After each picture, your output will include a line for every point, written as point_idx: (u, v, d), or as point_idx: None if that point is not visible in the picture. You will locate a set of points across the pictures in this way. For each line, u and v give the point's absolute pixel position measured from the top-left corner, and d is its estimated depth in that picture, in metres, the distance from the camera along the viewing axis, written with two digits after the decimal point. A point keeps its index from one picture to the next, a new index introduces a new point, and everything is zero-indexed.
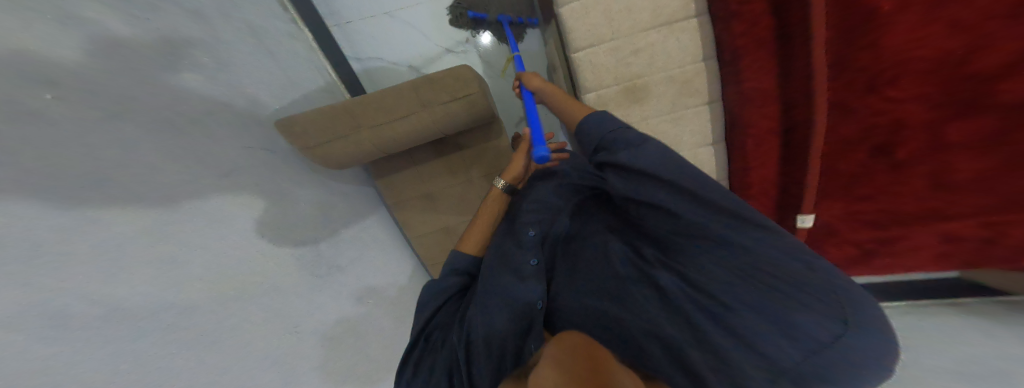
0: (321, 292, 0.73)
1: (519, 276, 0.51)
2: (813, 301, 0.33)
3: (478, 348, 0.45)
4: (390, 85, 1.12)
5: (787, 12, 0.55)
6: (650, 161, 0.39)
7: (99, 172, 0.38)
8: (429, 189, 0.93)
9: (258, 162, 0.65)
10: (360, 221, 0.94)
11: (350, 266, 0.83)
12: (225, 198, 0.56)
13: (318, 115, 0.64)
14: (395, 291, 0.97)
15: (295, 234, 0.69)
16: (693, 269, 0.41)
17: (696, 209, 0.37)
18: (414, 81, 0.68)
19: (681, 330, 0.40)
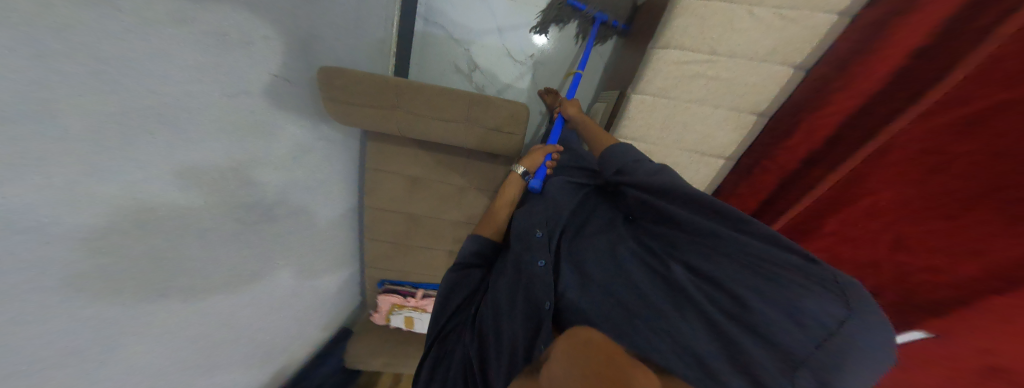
0: (232, 251, 0.60)
1: (527, 277, 0.54)
2: (812, 279, 0.33)
3: (496, 345, 0.48)
4: (438, 57, 1.07)
5: (819, 162, 0.63)
6: (646, 170, 0.52)
7: (111, 57, 0.33)
8: (415, 173, 0.83)
9: (273, 96, 0.58)
10: (326, 176, 0.80)
11: (284, 219, 0.70)
12: (216, 121, 0.48)
13: (361, 76, 0.55)
14: (316, 257, 0.86)
15: (234, 187, 0.55)
16: (698, 258, 0.42)
17: (692, 211, 0.45)
18: (473, 93, 0.60)
19: (697, 327, 0.37)
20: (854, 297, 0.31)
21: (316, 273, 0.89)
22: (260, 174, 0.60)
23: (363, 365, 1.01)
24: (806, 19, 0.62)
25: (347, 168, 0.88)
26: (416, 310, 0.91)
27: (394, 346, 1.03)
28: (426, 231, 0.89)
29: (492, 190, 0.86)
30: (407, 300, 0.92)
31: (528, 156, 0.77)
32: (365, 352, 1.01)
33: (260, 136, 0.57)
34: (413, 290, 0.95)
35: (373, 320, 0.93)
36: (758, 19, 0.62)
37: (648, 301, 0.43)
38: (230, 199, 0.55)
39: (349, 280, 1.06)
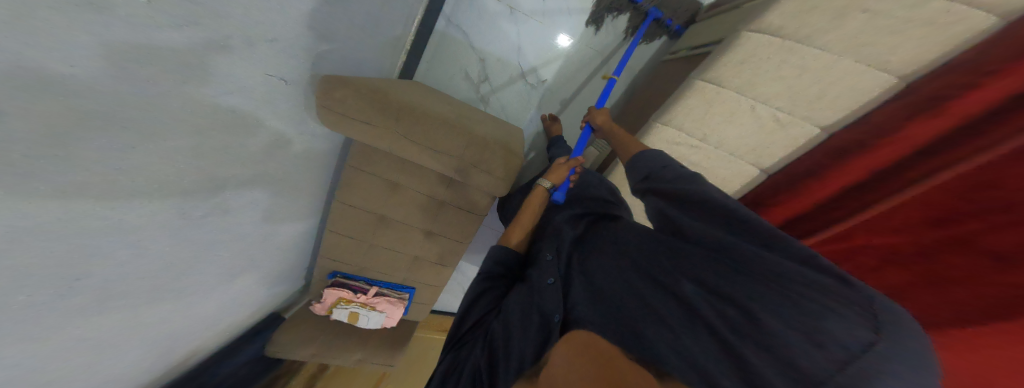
0: (170, 248, 0.53)
1: (530, 291, 0.47)
2: (840, 308, 0.26)
3: (505, 355, 0.39)
4: (452, 59, 1.04)
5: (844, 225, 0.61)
6: (670, 176, 0.43)
7: (82, 72, 0.27)
8: (396, 179, 0.81)
9: (269, 96, 0.51)
10: (301, 172, 0.74)
11: (236, 211, 0.62)
12: (187, 123, 0.41)
13: (361, 97, 0.61)
14: (278, 240, 0.82)
15: (178, 187, 0.47)
16: (711, 274, 0.35)
17: (704, 222, 0.37)
18: (470, 134, 0.72)
19: (712, 349, 0.30)
20: (885, 321, 0.24)
21: (277, 253, 0.85)
22: (217, 176, 0.53)
23: (287, 355, 0.98)
24: (797, 132, 0.65)
25: (324, 170, 0.82)
26: (363, 307, 0.96)
27: (327, 342, 1.03)
28: (394, 233, 0.91)
29: (471, 213, 0.89)
30: (357, 296, 0.96)
31: (552, 170, 0.70)
32: (292, 343, 0.98)
33: (234, 130, 0.50)
34: (365, 287, 0.98)
35: (313, 308, 0.94)
36: (755, 116, 0.67)
37: (665, 328, 0.35)
38: (180, 197, 0.49)
39: (303, 266, 1.03)
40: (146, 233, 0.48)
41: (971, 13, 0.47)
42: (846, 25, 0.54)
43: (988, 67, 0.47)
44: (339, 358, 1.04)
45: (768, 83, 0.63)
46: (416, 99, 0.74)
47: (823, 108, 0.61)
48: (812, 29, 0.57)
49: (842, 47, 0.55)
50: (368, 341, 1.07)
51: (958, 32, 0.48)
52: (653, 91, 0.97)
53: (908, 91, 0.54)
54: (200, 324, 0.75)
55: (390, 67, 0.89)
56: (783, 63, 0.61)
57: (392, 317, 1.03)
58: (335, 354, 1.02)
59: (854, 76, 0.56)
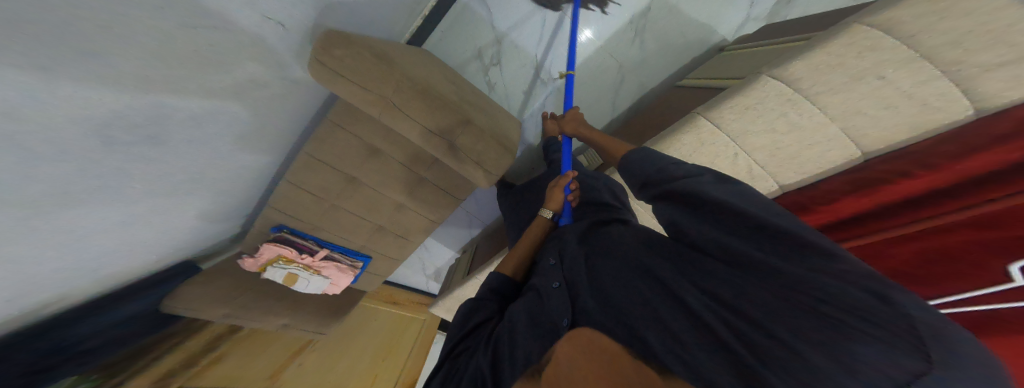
0: (88, 177, 0.42)
1: (537, 299, 0.45)
2: (885, 323, 0.19)
3: (507, 354, 0.37)
4: (471, 31, 1.05)
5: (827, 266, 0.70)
6: (666, 176, 0.38)
7: None
8: (378, 145, 0.76)
9: (250, 21, 0.44)
10: (270, 114, 0.64)
11: (184, 147, 0.51)
12: (151, 25, 0.34)
13: (364, 61, 0.58)
14: (226, 187, 0.71)
15: (117, 104, 0.37)
16: (717, 283, 0.30)
17: (704, 224, 0.32)
18: (469, 119, 0.70)
19: (714, 364, 0.26)
20: (936, 341, 0.18)
21: (223, 199, 0.74)
22: (166, 103, 0.42)
23: (193, 314, 0.77)
24: (760, 184, 0.77)
25: (300, 114, 0.74)
26: (306, 270, 0.84)
27: (251, 302, 0.88)
28: (361, 199, 0.84)
29: (448, 194, 0.89)
30: (301, 256, 0.84)
31: (549, 196, 0.66)
32: (205, 299, 0.79)
33: (195, 47, 0.40)
34: (314, 248, 0.87)
35: (242, 263, 0.77)
36: (734, 164, 0.76)
37: (666, 336, 0.30)
38: (112, 119, 0.38)
39: (250, 214, 0.92)
40: (58, 159, 0.37)
41: (957, 100, 0.51)
42: (857, 89, 0.58)
43: (932, 158, 0.55)
44: (259, 322, 0.90)
45: (758, 134, 0.70)
46: (422, 73, 0.70)
47: (791, 168, 0.72)
48: (819, 88, 0.61)
49: (839, 111, 0.61)
50: (303, 308, 0.99)
51: (935, 117, 0.54)
52: (653, 115, 1.06)
53: (863, 167, 0.64)
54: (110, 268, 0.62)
55: (401, 30, 0.88)
56: (782, 116, 0.66)
57: (337, 285, 0.92)
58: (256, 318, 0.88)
59: (831, 144, 0.65)
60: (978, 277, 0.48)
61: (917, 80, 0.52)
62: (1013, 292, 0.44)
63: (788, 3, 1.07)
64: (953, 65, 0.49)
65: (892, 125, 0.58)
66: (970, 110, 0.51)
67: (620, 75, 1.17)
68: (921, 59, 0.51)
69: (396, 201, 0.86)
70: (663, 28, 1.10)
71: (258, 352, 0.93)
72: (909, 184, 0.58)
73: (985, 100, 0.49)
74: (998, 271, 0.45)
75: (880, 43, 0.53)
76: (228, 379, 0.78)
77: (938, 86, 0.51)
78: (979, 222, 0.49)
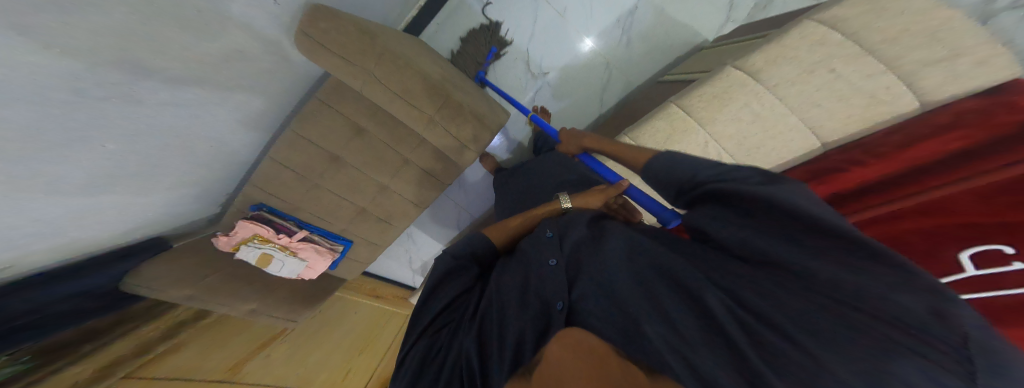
0: (72, 142, 0.42)
1: (533, 276, 0.45)
2: (929, 352, 0.21)
3: (499, 336, 0.38)
4: (462, 22, 1.07)
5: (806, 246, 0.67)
6: (722, 173, 0.35)
7: None
8: (363, 123, 0.78)
9: None
10: (250, 89, 0.64)
11: (161, 114, 0.50)
12: None
13: (346, 34, 0.58)
14: (204, 162, 0.70)
15: (102, 67, 0.38)
16: (734, 280, 0.32)
17: (752, 226, 0.31)
18: (449, 95, 0.72)
19: (718, 357, 0.27)
20: (985, 360, 0.19)
21: (199, 176, 0.73)
22: (146, 69, 0.43)
23: (153, 296, 0.73)
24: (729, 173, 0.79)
25: (285, 92, 0.75)
26: (281, 250, 0.81)
27: (216, 284, 0.85)
28: (345, 180, 0.84)
29: (432, 178, 0.90)
30: (277, 236, 0.82)
31: (585, 200, 0.61)
32: (165, 279, 0.75)
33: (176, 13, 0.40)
34: (293, 229, 0.86)
35: (215, 240, 0.74)
36: (705, 152, 0.78)
37: (666, 329, 0.31)
38: (91, 80, 0.38)
39: (225, 192, 0.91)
40: (42, 126, 0.37)
41: (903, 93, 0.59)
42: (811, 81, 0.65)
43: (884, 146, 0.60)
44: (225, 306, 0.85)
45: (725, 122, 0.74)
46: (403, 49, 0.71)
47: (757, 159, 0.75)
48: (777, 80, 0.68)
49: (795, 103, 0.68)
50: (274, 292, 0.98)
51: (884, 109, 0.61)
52: (633, 108, 1.09)
53: (822, 157, 0.69)
54: (89, 235, 0.62)
55: (398, 15, 0.94)
56: (746, 105, 0.71)
57: (313, 268, 0.90)
58: (221, 300, 0.83)
59: (790, 134, 0.70)
60: (931, 266, 0.47)
61: (863, 74, 0.60)
62: (982, 279, 0.42)
63: (765, 7, 1.11)
64: (895, 60, 0.58)
65: (851, 116, 0.64)
66: (914, 104, 0.59)
67: (608, 71, 1.19)
68: (867, 54, 0.59)
69: (379, 183, 0.87)
70: (647, 26, 1.13)
71: (222, 342, 0.80)
72: (864, 171, 0.61)
73: (930, 93, 0.57)
74: (951, 259, 0.45)
75: (829, 38, 0.62)
76: (186, 369, 0.63)
77: (887, 80, 0.59)
78: (930, 209, 0.50)
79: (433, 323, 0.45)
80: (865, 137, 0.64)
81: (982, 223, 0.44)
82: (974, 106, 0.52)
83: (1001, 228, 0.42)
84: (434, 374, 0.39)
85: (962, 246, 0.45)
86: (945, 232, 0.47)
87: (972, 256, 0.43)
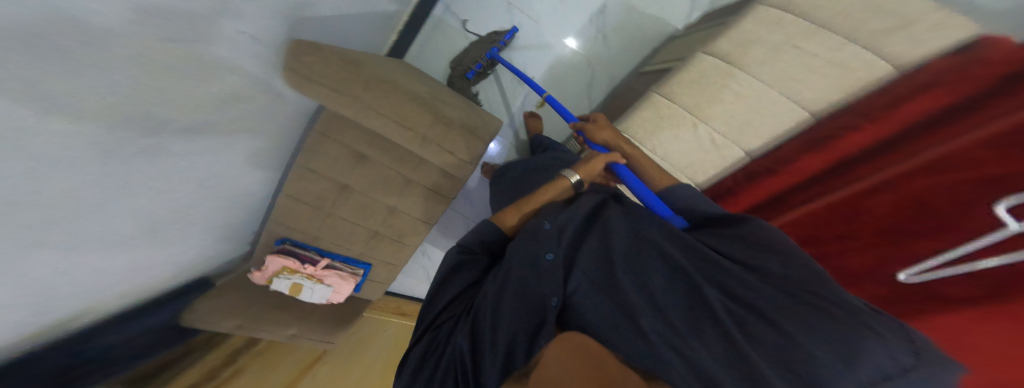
0: (109, 197, 0.49)
1: (532, 272, 0.44)
2: (882, 333, 0.26)
3: (491, 335, 0.38)
4: (445, 41, 1.15)
5: (817, 221, 0.68)
6: (734, 224, 0.42)
7: (105, 15, 0.29)
8: (364, 151, 0.84)
9: (244, 56, 0.52)
10: (258, 133, 0.71)
11: (181, 164, 0.57)
12: (168, 73, 0.42)
13: (328, 66, 0.66)
14: (227, 202, 0.78)
15: (137, 134, 0.44)
16: (734, 281, 0.35)
17: (752, 254, 0.37)
18: (438, 115, 0.78)
19: (714, 353, 0.30)
20: (927, 354, 0.24)
21: (226, 215, 0.82)
22: (171, 130, 0.49)
23: (207, 327, 0.84)
24: (726, 151, 0.82)
25: (286, 128, 0.82)
26: (309, 279, 0.90)
27: (261, 313, 0.95)
28: (354, 206, 0.91)
29: (437, 194, 0.94)
30: (303, 266, 0.90)
31: (585, 163, 0.63)
32: (216, 313, 0.86)
33: (190, 77, 0.45)
34: (315, 258, 0.94)
35: (251, 276, 0.85)
36: (696, 134, 0.83)
37: (667, 328, 0.33)
38: (125, 146, 0.44)
39: (249, 229, 1.00)
40: (72, 183, 0.42)
41: (874, 61, 0.58)
42: (781, 57, 0.67)
43: (874, 109, 0.60)
44: (269, 333, 0.93)
45: (710, 105, 0.78)
46: (390, 75, 0.79)
47: (748, 135, 0.77)
48: (749, 60, 0.70)
49: (772, 77, 0.69)
50: (311, 316, 1.04)
51: (861, 76, 0.60)
52: (620, 101, 1.10)
53: (815, 126, 0.68)
54: (140, 279, 0.71)
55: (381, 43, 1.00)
56: (726, 87, 0.75)
57: (340, 293, 0.97)
58: (264, 328, 0.92)
59: (777, 108, 0.71)
60: (969, 225, 0.45)
61: (829, 45, 0.61)
62: (1007, 240, 0.41)
63: None
64: (852, 32, 0.59)
65: (825, 87, 0.66)
66: (890, 69, 0.57)
67: (593, 69, 1.21)
68: (824, 29, 0.61)
69: (388, 205, 0.93)
70: (619, 21, 1.15)
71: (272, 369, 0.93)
72: (860, 135, 0.62)
73: (898, 58, 0.56)
74: (986, 215, 0.43)
75: (785, 17, 0.64)
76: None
77: (851, 50, 0.60)
78: (939, 168, 0.51)
79: (437, 320, 0.47)
80: (867, 95, 0.61)
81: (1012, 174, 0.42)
82: (953, 63, 0.51)
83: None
84: (434, 366, 0.42)
85: (998, 201, 0.42)
86: (972, 186, 0.46)
87: (1008, 210, 0.41)
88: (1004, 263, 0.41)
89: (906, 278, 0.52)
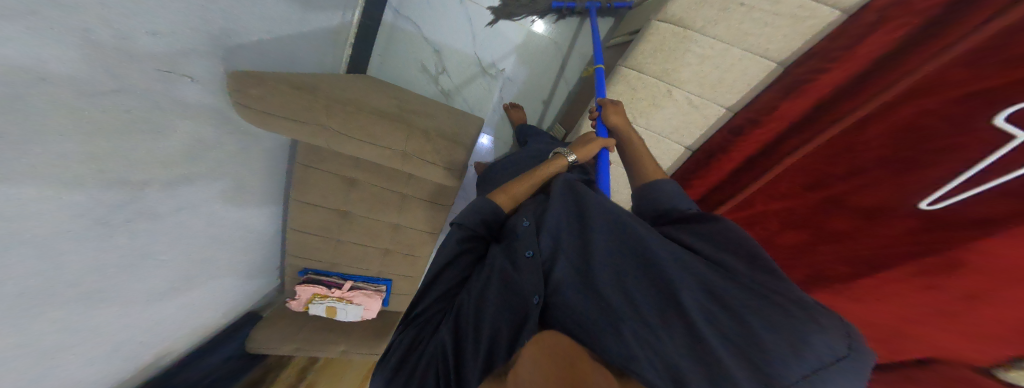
0: (112, 253, 0.57)
1: (513, 270, 0.48)
2: (821, 323, 0.29)
3: (476, 334, 0.43)
4: (404, 48, 1.17)
5: (811, 165, 0.68)
6: (709, 221, 0.42)
7: (23, 103, 0.35)
8: (352, 175, 0.90)
9: (192, 109, 0.59)
10: (240, 174, 0.80)
11: (172, 214, 0.65)
12: (117, 139, 0.48)
13: (286, 95, 0.65)
14: (235, 238, 0.88)
15: (115, 194, 0.52)
16: (701, 272, 0.37)
17: (721, 251, 0.39)
18: (410, 129, 0.78)
19: (677, 342, 0.33)
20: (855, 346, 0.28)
21: (240, 249, 0.93)
22: (143, 186, 0.56)
23: (270, 350, 1.01)
24: (707, 111, 0.83)
25: (266, 164, 0.88)
26: (339, 301, 1.00)
27: (311, 333, 1.07)
28: (359, 228, 0.98)
29: (433, 203, 0.98)
30: (331, 290, 1.01)
31: (584, 145, 0.69)
32: (276, 338, 1.03)
33: (141, 133, 0.51)
34: (340, 282, 1.04)
35: (289, 304, 0.98)
36: (674, 100, 0.84)
37: (642, 325, 0.36)
38: (106, 207, 0.52)
39: (270, 262, 1.11)
40: (66, 244, 0.49)
41: (818, 8, 0.62)
42: (732, 17, 0.69)
43: (834, 50, 0.64)
44: (324, 351, 1.06)
45: (680, 71, 0.80)
46: (350, 94, 0.79)
47: (723, 92, 0.78)
48: (703, 22, 0.72)
49: (729, 36, 0.71)
50: (353, 331, 1.13)
51: (810, 24, 0.64)
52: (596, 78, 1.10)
53: (788, 73, 0.70)
54: (178, 324, 0.84)
55: (332, 62, 1.02)
56: (687, 51, 0.76)
57: (371, 309, 1.06)
58: (319, 347, 1.05)
59: (744, 63, 0.73)
60: (976, 143, 0.46)
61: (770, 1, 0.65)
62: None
63: None
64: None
65: (779, 37, 0.67)
66: (837, 13, 0.62)
67: (561, 46, 1.20)
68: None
69: (391, 222, 0.99)
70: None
71: None
72: (833, 75, 0.65)
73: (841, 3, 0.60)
74: (993, 129, 0.44)
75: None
76: None
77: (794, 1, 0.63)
78: (936, 91, 0.52)
79: (422, 317, 0.50)
80: (817, 45, 0.66)
81: (1004, 86, 0.44)
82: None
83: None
84: (418, 359, 0.45)
85: (1003, 111, 0.43)
86: (966, 105, 0.48)
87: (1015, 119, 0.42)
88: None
89: (930, 205, 0.51)
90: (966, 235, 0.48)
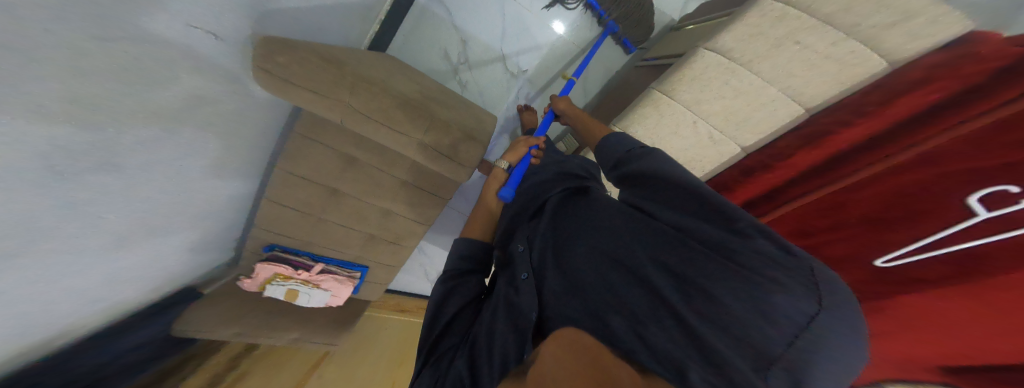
0: (58, 211, 0.46)
1: (514, 290, 0.47)
2: (779, 274, 0.29)
3: (483, 351, 0.39)
4: (430, 31, 1.09)
5: (797, 215, 0.70)
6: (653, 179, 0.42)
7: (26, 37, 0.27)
8: (352, 153, 0.81)
9: (206, 62, 0.49)
10: (228, 135, 0.68)
11: (142, 171, 0.54)
12: (115, 86, 0.39)
13: (310, 64, 0.60)
14: (197, 204, 0.75)
15: (89, 143, 0.42)
16: (678, 261, 0.37)
17: (679, 215, 0.39)
18: (438, 121, 0.74)
19: (678, 341, 0.32)
20: (821, 284, 0.27)
21: (198, 217, 0.79)
22: (124, 138, 0.46)
23: (201, 336, 0.85)
24: (722, 148, 0.85)
25: (256, 127, 0.77)
26: (304, 284, 0.90)
27: (258, 320, 0.94)
28: (347, 210, 0.89)
29: (432, 195, 0.91)
30: (297, 272, 0.90)
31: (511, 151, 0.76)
32: (211, 321, 0.87)
33: (144, 86, 0.43)
34: (309, 264, 0.93)
35: (241, 283, 0.85)
36: (695, 131, 0.86)
37: (652, 338, 0.34)
38: (71, 159, 0.41)
39: (226, 233, 0.96)
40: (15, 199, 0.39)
41: (870, 55, 0.62)
42: (783, 53, 0.70)
43: (867, 105, 0.63)
44: (272, 339, 0.94)
45: (709, 101, 0.82)
46: (376, 74, 0.72)
47: (745, 130, 0.80)
48: (750, 56, 0.74)
49: (772, 74, 0.73)
50: (311, 320, 1.02)
51: (858, 72, 0.64)
52: (619, 97, 1.10)
53: (810, 121, 0.71)
54: (96, 295, 0.68)
55: (358, 36, 0.92)
56: (725, 83, 0.79)
57: (338, 296, 0.97)
58: (267, 334, 0.93)
59: (775, 104, 0.75)
60: (943, 213, 0.48)
61: (828, 41, 0.65)
62: (986, 225, 0.42)
63: None
64: (853, 27, 0.62)
65: (822, 82, 0.68)
66: (885, 64, 0.61)
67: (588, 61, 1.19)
68: (824, 25, 0.64)
69: (383, 208, 0.91)
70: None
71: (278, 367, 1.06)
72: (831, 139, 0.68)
73: (895, 52, 0.59)
74: (960, 205, 0.46)
75: (788, 12, 0.68)
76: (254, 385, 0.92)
77: (849, 45, 0.63)
78: (927, 162, 0.52)
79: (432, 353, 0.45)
80: (850, 96, 0.65)
81: (981, 166, 0.45)
82: (939, 60, 0.55)
83: (1004, 171, 0.42)
84: None
85: (970, 190, 0.45)
86: (952, 177, 0.48)
87: (982, 199, 0.43)
88: (989, 242, 0.42)
89: (887, 261, 0.54)
90: (913, 285, 0.52)
